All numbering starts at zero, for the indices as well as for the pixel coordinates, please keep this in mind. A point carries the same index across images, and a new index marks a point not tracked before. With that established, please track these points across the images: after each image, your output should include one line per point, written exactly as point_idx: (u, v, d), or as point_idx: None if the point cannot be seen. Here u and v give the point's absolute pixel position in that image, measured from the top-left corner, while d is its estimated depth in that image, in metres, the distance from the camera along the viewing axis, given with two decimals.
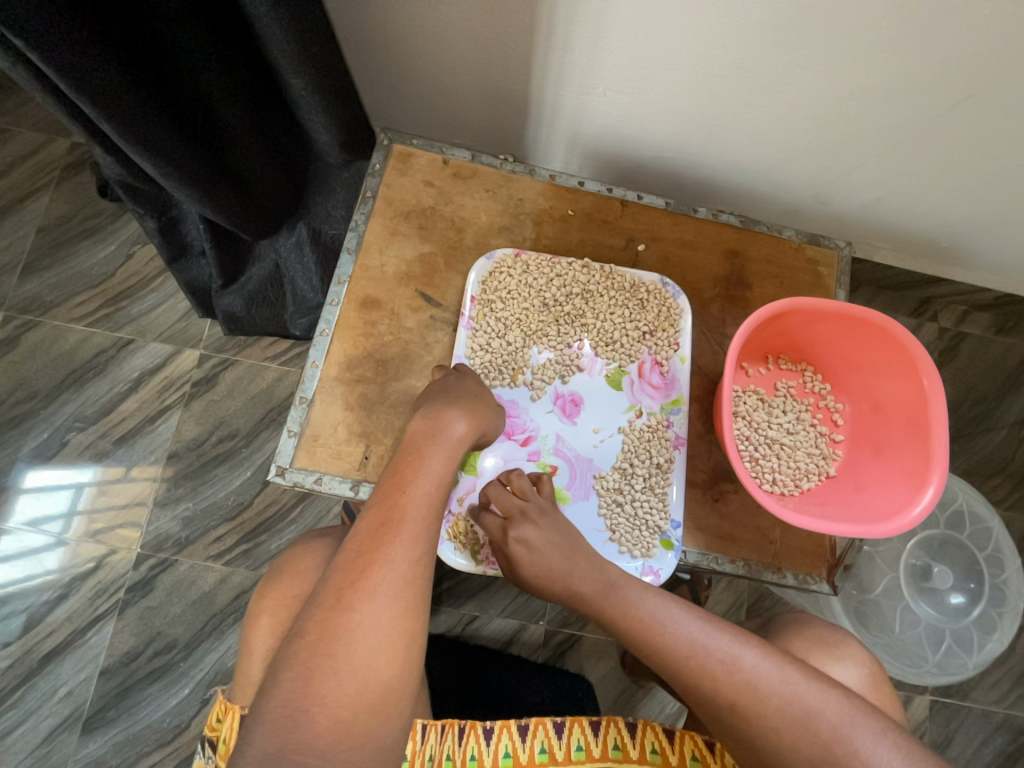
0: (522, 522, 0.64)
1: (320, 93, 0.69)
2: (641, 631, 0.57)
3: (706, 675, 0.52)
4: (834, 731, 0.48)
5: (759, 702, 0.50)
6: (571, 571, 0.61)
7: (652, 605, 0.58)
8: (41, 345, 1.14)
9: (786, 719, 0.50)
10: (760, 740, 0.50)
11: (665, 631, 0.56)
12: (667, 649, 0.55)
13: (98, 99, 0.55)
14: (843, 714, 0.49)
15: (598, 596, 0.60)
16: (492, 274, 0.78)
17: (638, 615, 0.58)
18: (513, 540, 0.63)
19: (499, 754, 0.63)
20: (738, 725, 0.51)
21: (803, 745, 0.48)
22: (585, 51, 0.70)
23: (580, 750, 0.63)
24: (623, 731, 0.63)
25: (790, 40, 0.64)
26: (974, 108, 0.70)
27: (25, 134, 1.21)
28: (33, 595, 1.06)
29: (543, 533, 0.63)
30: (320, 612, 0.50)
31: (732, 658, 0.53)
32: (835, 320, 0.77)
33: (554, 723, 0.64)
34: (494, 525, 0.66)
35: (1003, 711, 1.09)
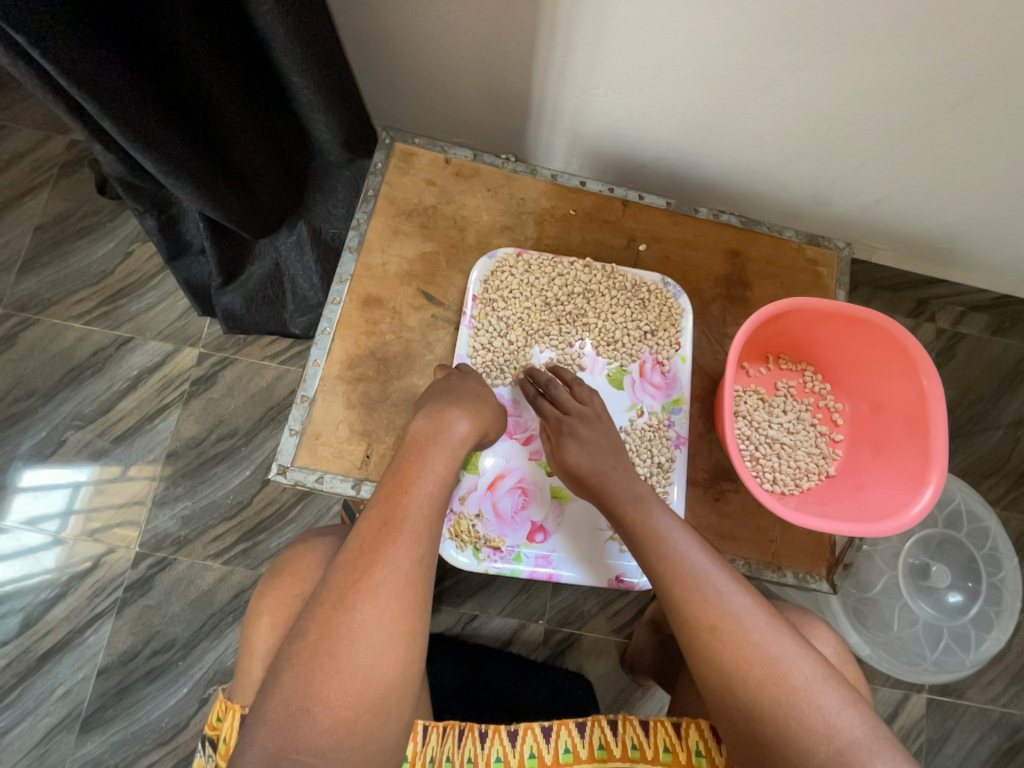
0: (576, 422, 0.70)
1: (322, 91, 0.69)
2: (649, 544, 0.59)
3: (698, 596, 0.54)
4: (804, 683, 0.49)
5: (740, 636, 0.51)
6: (608, 473, 0.66)
7: (667, 526, 0.60)
8: (38, 343, 1.14)
9: (760, 658, 0.50)
10: (729, 671, 0.51)
11: (675, 548, 0.58)
12: (669, 563, 0.57)
13: (100, 97, 0.55)
14: (815, 674, 0.50)
15: (626, 501, 0.63)
16: (494, 273, 0.77)
17: (652, 528, 0.60)
18: (565, 430, 0.69)
19: (491, 758, 0.63)
20: (711, 649, 0.52)
21: (769, 686, 0.49)
22: (587, 50, 0.70)
23: (568, 752, 0.62)
24: (606, 729, 0.62)
25: (792, 42, 0.64)
26: (973, 111, 0.70)
27: (23, 130, 1.20)
28: (30, 594, 1.05)
29: (593, 434, 0.69)
30: (321, 612, 0.50)
31: (729, 591, 0.54)
32: (836, 319, 0.77)
33: (541, 727, 0.63)
34: (549, 413, 0.71)
35: (999, 709, 1.10)
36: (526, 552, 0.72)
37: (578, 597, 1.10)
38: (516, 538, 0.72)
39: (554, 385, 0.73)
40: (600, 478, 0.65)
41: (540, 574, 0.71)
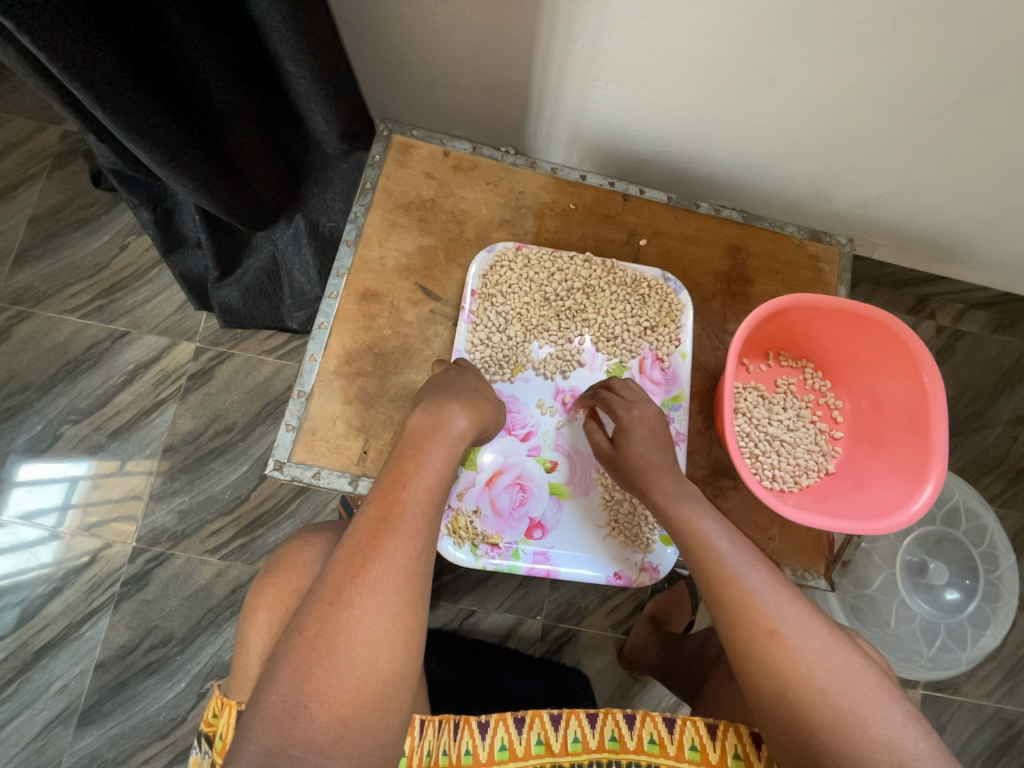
0: (646, 410, 0.70)
1: (319, 83, 0.68)
2: (703, 547, 0.59)
3: (756, 602, 0.54)
4: (866, 693, 0.49)
5: (800, 643, 0.51)
6: (668, 466, 0.66)
7: (716, 532, 0.59)
8: (33, 337, 1.13)
9: (820, 666, 0.50)
10: (787, 677, 0.50)
11: (728, 553, 0.58)
12: (723, 568, 0.56)
13: (93, 86, 0.54)
14: (874, 686, 0.50)
15: (675, 498, 0.63)
16: (493, 268, 0.77)
17: (703, 532, 0.60)
18: (638, 418, 0.69)
19: (495, 747, 0.62)
20: (769, 656, 0.51)
21: (830, 694, 0.49)
22: (588, 42, 0.69)
23: (577, 741, 0.62)
24: (620, 723, 0.63)
25: (796, 36, 0.63)
26: (977, 107, 0.70)
27: (16, 121, 1.19)
28: (27, 588, 1.05)
29: (660, 424, 0.70)
30: (319, 608, 0.49)
31: (785, 599, 0.54)
32: (836, 316, 0.77)
33: (550, 715, 0.63)
34: (617, 401, 0.71)
35: (994, 705, 1.10)
36: (524, 548, 0.71)
37: (575, 593, 1.10)
38: (513, 535, 0.72)
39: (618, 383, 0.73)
40: (656, 473, 0.66)
41: (537, 571, 0.71)
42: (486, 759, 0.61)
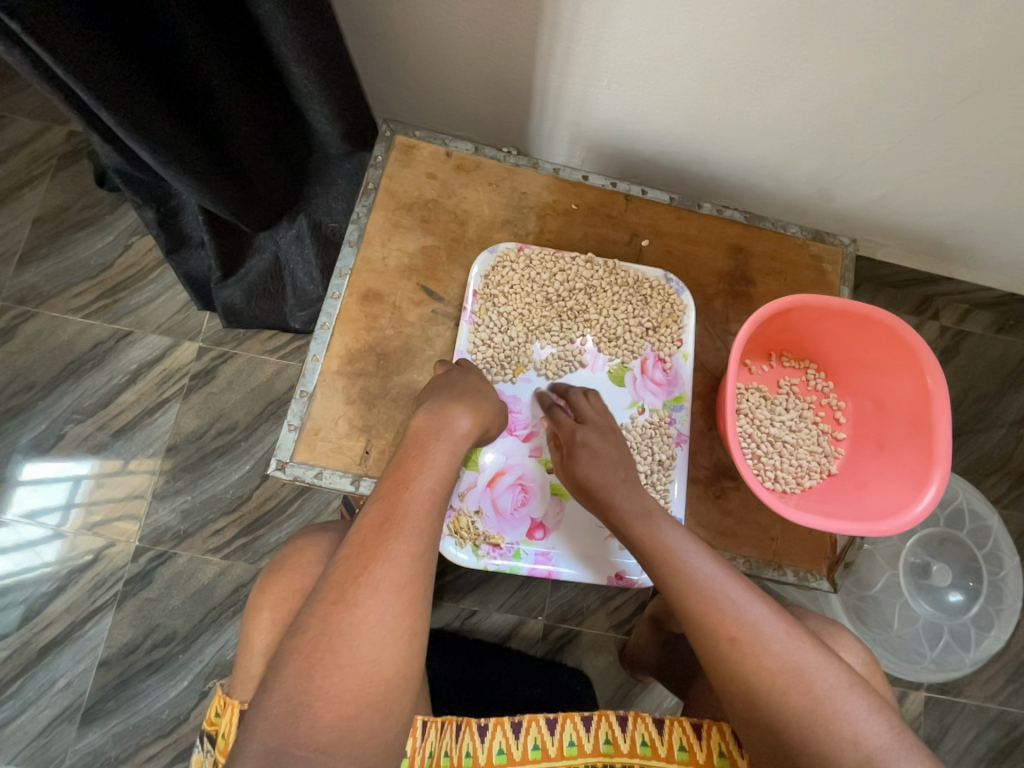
0: (590, 433, 0.69)
1: (322, 84, 0.68)
2: (663, 555, 0.59)
3: (713, 610, 0.54)
4: (829, 690, 0.49)
5: (760, 647, 0.51)
6: (616, 487, 0.64)
7: (676, 538, 0.59)
8: (38, 336, 1.13)
9: (785, 667, 0.50)
10: (752, 682, 0.51)
11: (686, 559, 0.57)
12: (682, 575, 0.56)
13: (97, 87, 0.54)
14: (839, 683, 0.50)
15: (631, 517, 0.62)
16: (495, 268, 0.77)
17: (662, 542, 0.59)
18: (579, 441, 0.68)
19: (492, 751, 0.62)
20: (731, 663, 0.52)
21: (793, 695, 0.49)
22: (591, 43, 0.69)
23: (573, 745, 0.62)
24: (613, 725, 0.63)
25: (799, 36, 0.63)
26: (981, 106, 0.70)
27: (21, 122, 1.19)
28: (31, 586, 1.05)
29: (606, 446, 0.68)
30: (323, 608, 0.49)
31: (746, 601, 0.54)
32: (839, 317, 0.76)
33: (546, 718, 0.63)
34: (565, 422, 0.70)
35: (997, 707, 1.10)
36: (525, 549, 0.71)
37: (577, 593, 1.10)
38: (514, 536, 0.72)
39: (575, 395, 0.73)
40: (607, 492, 0.64)
41: (539, 571, 0.71)
42: (484, 762, 0.61)
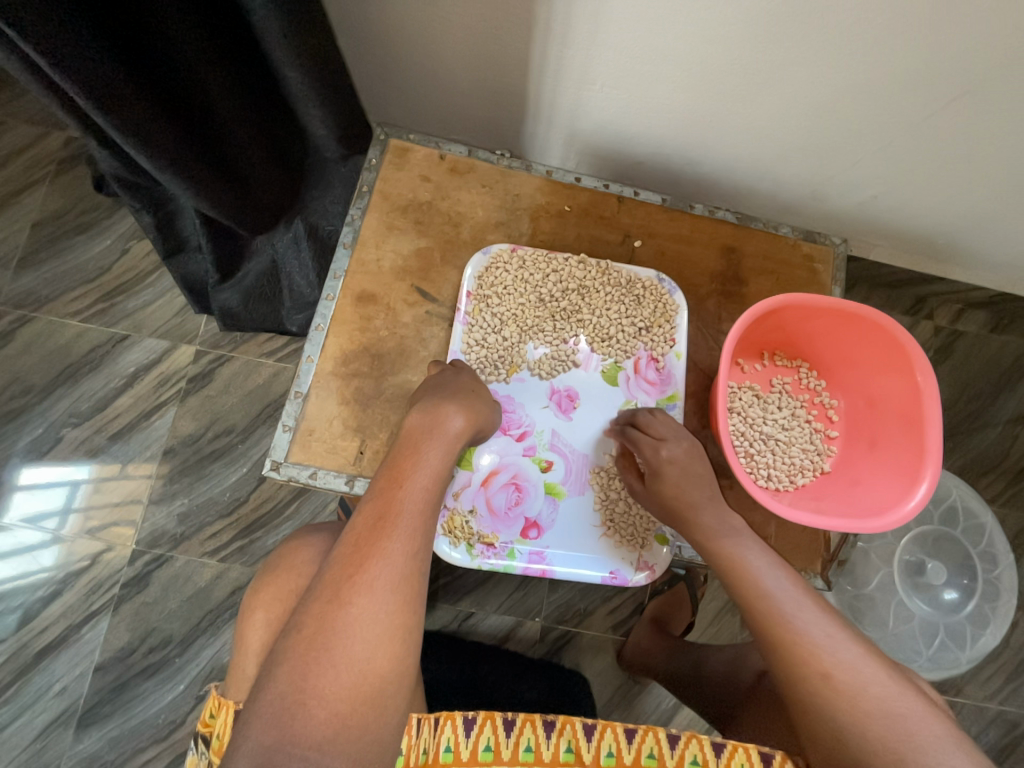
0: (674, 448, 0.69)
1: (316, 88, 0.69)
2: (753, 586, 0.60)
3: (807, 644, 0.54)
4: (928, 738, 0.49)
5: (856, 689, 0.52)
6: (705, 503, 0.66)
7: (764, 569, 0.61)
8: (35, 341, 1.14)
9: (880, 710, 0.51)
10: (843, 720, 0.51)
11: (775, 590, 0.59)
12: (772, 607, 0.57)
13: (94, 93, 0.55)
14: (936, 733, 0.49)
15: (714, 534, 0.64)
16: (488, 269, 0.77)
17: (750, 567, 0.61)
18: (665, 457, 0.68)
19: (521, 747, 0.62)
20: (822, 698, 0.52)
21: (889, 741, 0.49)
22: (582, 46, 0.70)
23: (611, 756, 0.61)
24: (661, 742, 0.61)
25: (788, 36, 0.64)
26: (969, 106, 0.70)
27: (19, 128, 1.20)
28: (28, 591, 1.05)
29: (690, 459, 0.69)
30: (316, 606, 0.50)
31: (840, 641, 0.54)
32: (830, 315, 0.77)
33: (585, 725, 0.62)
34: (643, 442, 0.70)
35: (997, 706, 1.10)
36: (519, 548, 0.71)
37: (575, 594, 1.10)
38: (508, 535, 0.72)
39: (640, 416, 0.73)
40: (695, 511, 0.66)
41: (533, 571, 0.71)
42: (508, 757, 0.62)
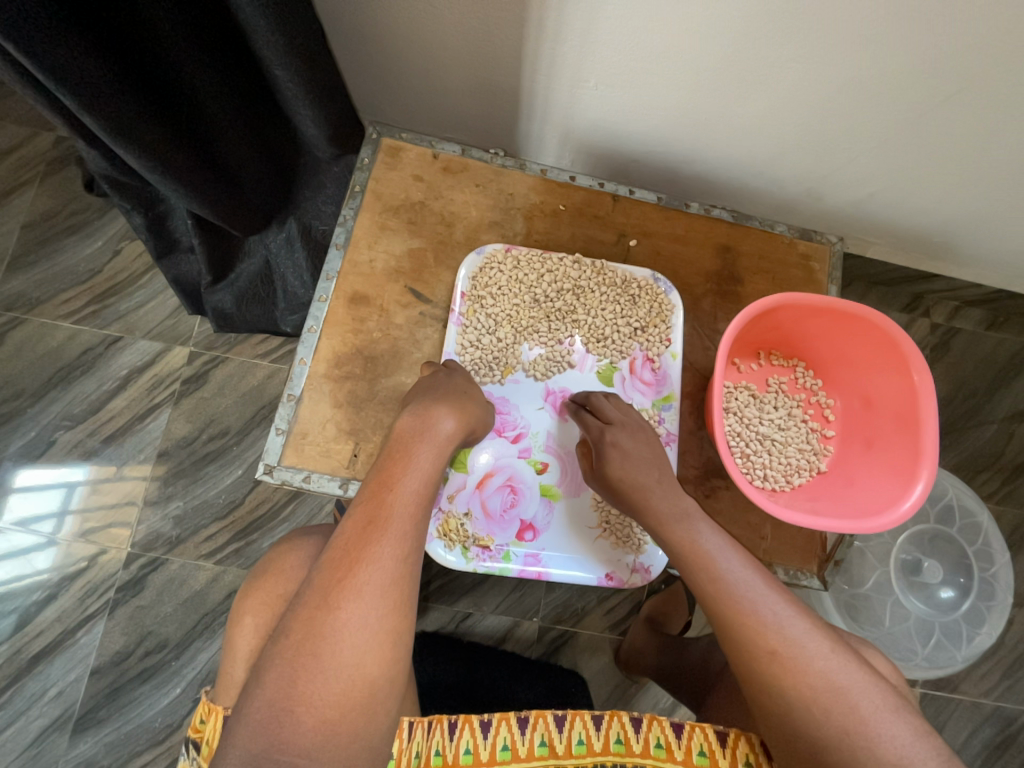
0: (620, 433, 0.69)
1: (307, 87, 0.68)
2: (706, 565, 0.59)
3: (756, 622, 0.54)
4: (871, 713, 0.49)
5: (802, 665, 0.51)
6: (652, 487, 0.65)
7: (716, 547, 0.59)
8: (27, 343, 1.13)
9: (826, 685, 0.51)
10: (791, 698, 0.51)
11: (727, 569, 0.58)
12: (723, 586, 0.56)
13: (80, 94, 0.54)
14: (879, 706, 0.50)
15: (669, 518, 0.63)
16: (482, 270, 0.77)
17: (702, 547, 0.60)
18: (608, 441, 0.68)
19: (497, 746, 0.61)
20: (770, 675, 0.52)
21: (834, 715, 0.50)
22: (576, 44, 0.69)
23: (582, 743, 0.61)
24: (626, 726, 0.61)
25: (782, 34, 0.63)
26: (965, 104, 0.70)
27: (10, 128, 1.19)
28: (22, 596, 1.05)
29: (637, 445, 0.68)
30: (305, 612, 0.49)
31: (787, 617, 0.54)
32: (826, 315, 0.76)
33: (555, 717, 0.62)
34: (591, 424, 0.70)
35: (992, 703, 1.10)
36: (515, 550, 0.71)
37: (572, 594, 1.10)
38: (504, 538, 0.71)
39: (595, 399, 0.73)
40: (644, 493, 0.65)
41: (529, 573, 0.71)
42: (488, 759, 0.60)
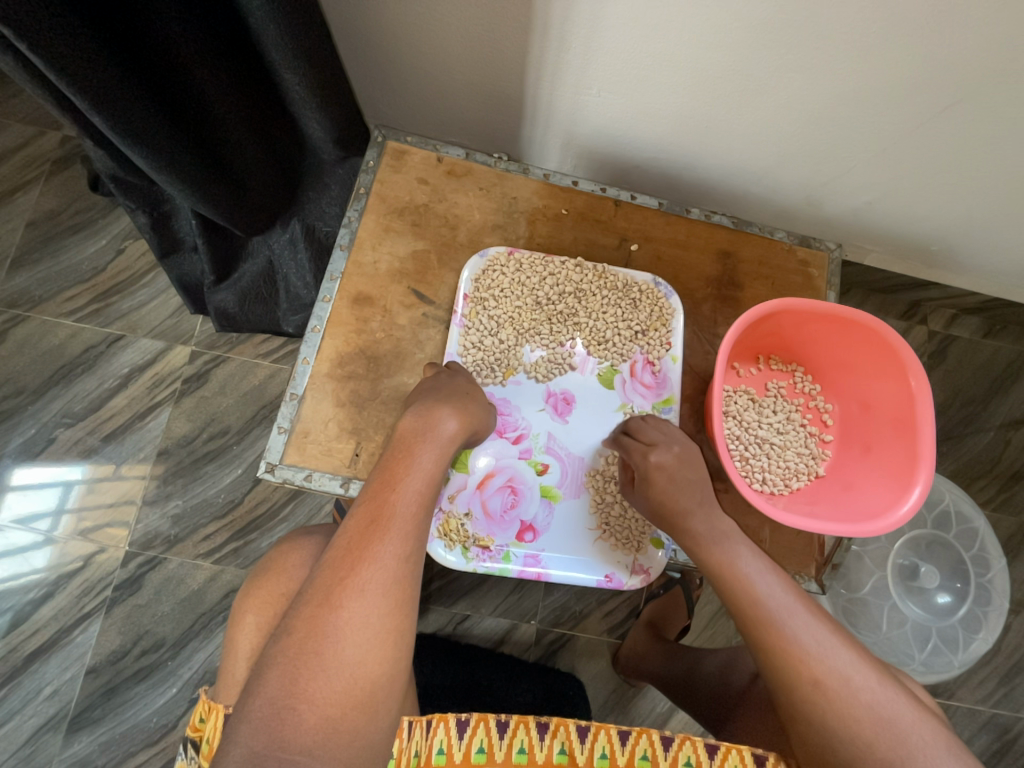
0: (664, 453, 0.68)
1: (313, 90, 0.69)
2: (743, 589, 0.59)
3: (799, 651, 0.54)
4: (918, 746, 0.50)
5: (846, 695, 0.52)
6: (695, 509, 0.65)
7: (754, 572, 0.60)
8: (28, 341, 1.13)
9: (871, 716, 0.51)
10: (836, 728, 0.52)
11: (767, 594, 0.58)
12: (764, 611, 0.57)
13: (89, 94, 0.55)
14: (924, 740, 0.50)
15: None
16: (485, 272, 0.77)
17: (740, 570, 0.60)
18: (654, 464, 0.67)
19: (515, 750, 0.62)
20: (814, 704, 0.53)
21: (881, 747, 0.50)
22: (579, 50, 0.70)
23: (605, 757, 0.62)
24: (655, 743, 0.62)
25: (781, 43, 0.64)
26: (963, 114, 0.71)
27: (15, 127, 1.20)
28: (18, 593, 1.05)
29: (681, 466, 0.67)
30: (307, 610, 0.50)
31: (831, 646, 0.55)
32: (825, 320, 0.77)
33: (579, 727, 0.63)
34: (633, 449, 0.69)
35: (989, 710, 1.10)
36: (515, 551, 0.71)
37: (570, 597, 1.10)
38: (504, 538, 0.72)
39: (635, 424, 0.72)
40: None
41: (529, 573, 0.71)
42: (502, 760, 0.62)
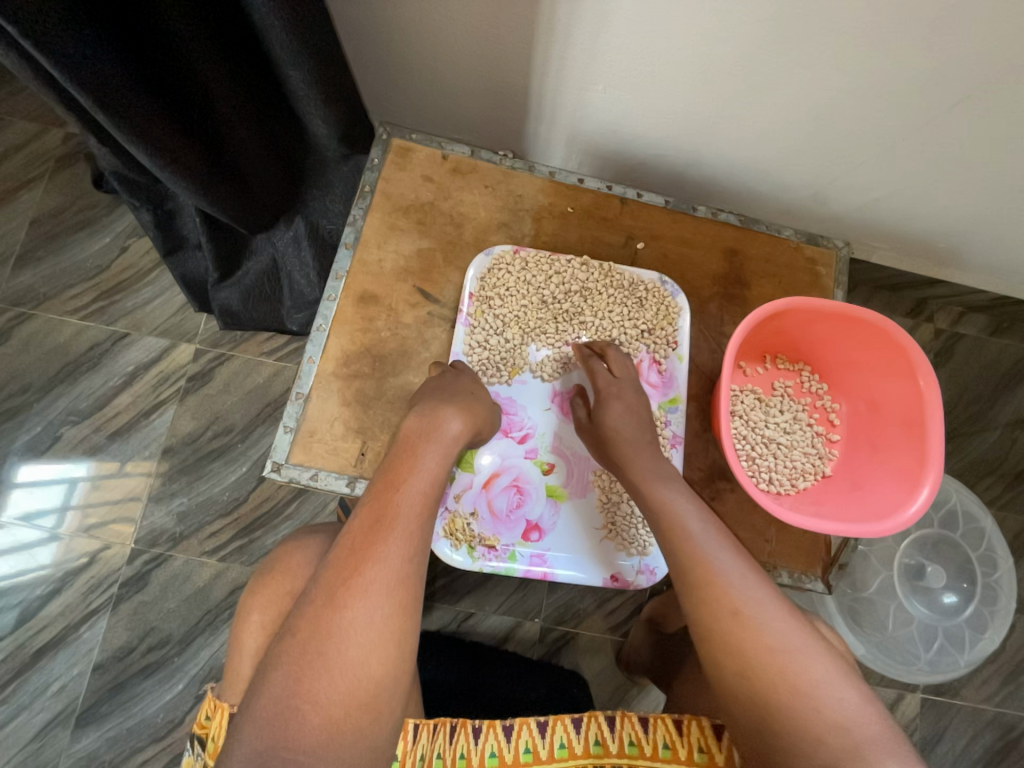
0: (625, 389, 0.72)
1: (318, 88, 0.68)
2: (676, 526, 0.60)
3: (722, 582, 0.55)
4: (823, 677, 0.50)
5: (761, 624, 0.53)
6: (642, 447, 0.68)
7: (689, 513, 0.61)
8: (34, 338, 1.13)
9: (779, 645, 0.52)
10: (746, 655, 0.52)
11: (699, 531, 0.59)
12: (694, 546, 0.58)
13: (92, 90, 0.54)
14: (828, 671, 0.51)
15: None
16: (491, 271, 0.77)
17: (674, 509, 0.62)
18: (615, 392, 0.71)
19: (485, 754, 0.61)
20: (729, 632, 0.53)
21: (788, 675, 0.51)
22: (585, 46, 0.70)
23: (564, 748, 0.62)
24: (603, 726, 0.62)
25: (789, 40, 0.63)
26: (971, 110, 0.70)
27: (19, 124, 1.19)
28: (26, 590, 1.05)
29: (640, 403, 0.72)
30: (312, 609, 0.49)
31: (751, 580, 0.56)
32: (833, 319, 0.76)
33: (538, 723, 0.63)
34: (600, 374, 0.74)
35: (994, 709, 1.10)
36: (521, 550, 0.71)
37: (574, 595, 1.10)
38: (510, 538, 0.72)
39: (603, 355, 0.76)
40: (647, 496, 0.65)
41: (535, 573, 0.71)
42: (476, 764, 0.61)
